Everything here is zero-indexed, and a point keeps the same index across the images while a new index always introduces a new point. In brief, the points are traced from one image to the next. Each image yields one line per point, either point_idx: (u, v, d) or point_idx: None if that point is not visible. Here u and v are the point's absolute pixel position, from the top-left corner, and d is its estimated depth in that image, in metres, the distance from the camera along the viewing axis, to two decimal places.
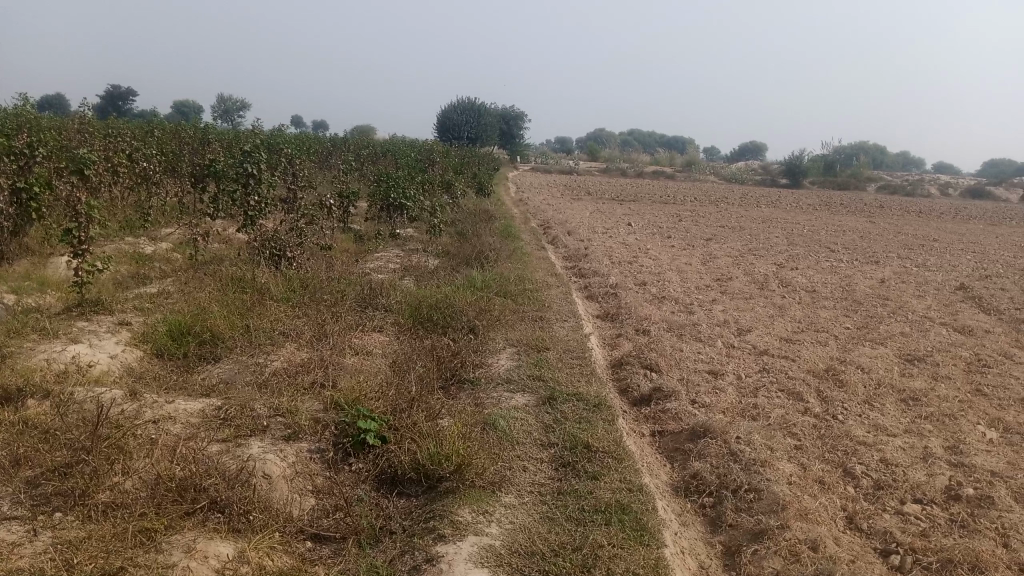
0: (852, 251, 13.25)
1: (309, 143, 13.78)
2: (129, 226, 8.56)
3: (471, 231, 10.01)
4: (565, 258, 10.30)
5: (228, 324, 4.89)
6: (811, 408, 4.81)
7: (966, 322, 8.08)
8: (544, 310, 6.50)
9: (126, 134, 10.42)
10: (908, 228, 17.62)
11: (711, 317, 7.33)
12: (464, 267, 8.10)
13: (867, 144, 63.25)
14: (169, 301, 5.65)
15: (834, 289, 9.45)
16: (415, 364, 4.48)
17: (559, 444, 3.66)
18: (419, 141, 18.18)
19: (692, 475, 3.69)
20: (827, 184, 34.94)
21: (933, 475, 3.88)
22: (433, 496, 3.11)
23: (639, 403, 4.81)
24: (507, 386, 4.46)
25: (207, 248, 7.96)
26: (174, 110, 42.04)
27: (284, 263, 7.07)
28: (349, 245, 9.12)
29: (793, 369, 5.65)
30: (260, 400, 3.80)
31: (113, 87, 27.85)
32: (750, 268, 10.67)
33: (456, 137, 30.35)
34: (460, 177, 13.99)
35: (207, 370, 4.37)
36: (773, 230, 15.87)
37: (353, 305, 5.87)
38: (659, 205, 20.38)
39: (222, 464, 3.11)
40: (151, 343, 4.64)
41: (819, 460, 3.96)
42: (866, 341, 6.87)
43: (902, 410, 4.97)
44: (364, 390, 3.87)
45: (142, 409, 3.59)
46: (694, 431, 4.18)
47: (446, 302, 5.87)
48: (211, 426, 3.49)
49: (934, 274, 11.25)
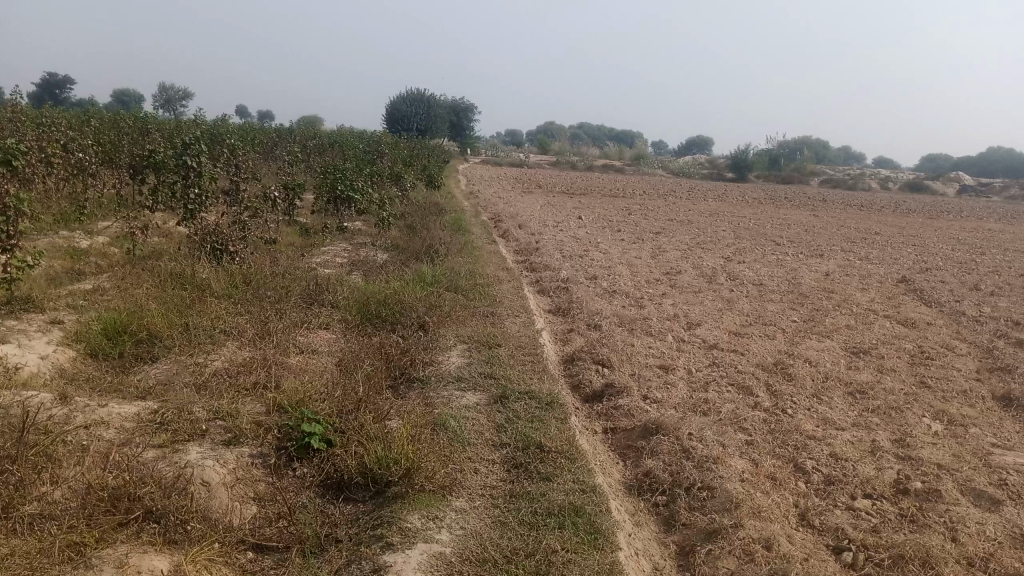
0: (798, 244, 13.44)
1: (254, 135, 13.47)
2: (63, 219, 8.23)
3: (421, 225, 9.88)
4: (515, 252, 10.24)
5: (167, 323, 4.71)
6: (761, 402, 4.82)
7: (909, 314, 8.24)
8: (495, 305, 6.43)
9: (60, 124, 10.02)
10: (850, 222, 17.97)
11: (662, 311, 7.33)
12: (413, 261, 7.97)
13: (810, 139, 64.50)
14: (104, 298, 5.43)
15: (780, 282, 9.56)
16: (363, 363, 4.37)
17: (511, 444, 3.59)
18: (368, 133, 17.92)
19: (645, 473, 3.65)
20: (772, 178, 35.50)
21: (882, 469, 3.91)
22: (381, 502, 3.01)
23: (591, 399, 4.76)
24: (458, 384, 4.37)
25: (146, 242, 7.69)
26: (113, 98, 40.81)
27: (227, 257, 6.87)
28: (296, 239, 8.92)
29: (743, 363, 5.67)
30: (199, 403, 3.65)
31: (49, 74, 26.91)
32: (699, 261, 10.74)
33: (405, 128, 30.05)
34: (410, 169, 13.83)
35: (143, 372, 4.19)
36: (720, 223, 16.04)
37: (298, 302, 5.71)
38: (608, 198, 20.44)
39: (158, 471, 2.97)
40: (84, 342, 4.44)
41: (771, 455, 3.95)
42: (813, 334, 6.94)
43: (850, 403, 5.02)
44: (308, 392, 3.75)
45: (73, 413, 3.41)
46: (646, 428, 4.14)
47: (394, 298, 5.75)
48: (146, 431, 3.34)
49: (877, 267, 11.47)
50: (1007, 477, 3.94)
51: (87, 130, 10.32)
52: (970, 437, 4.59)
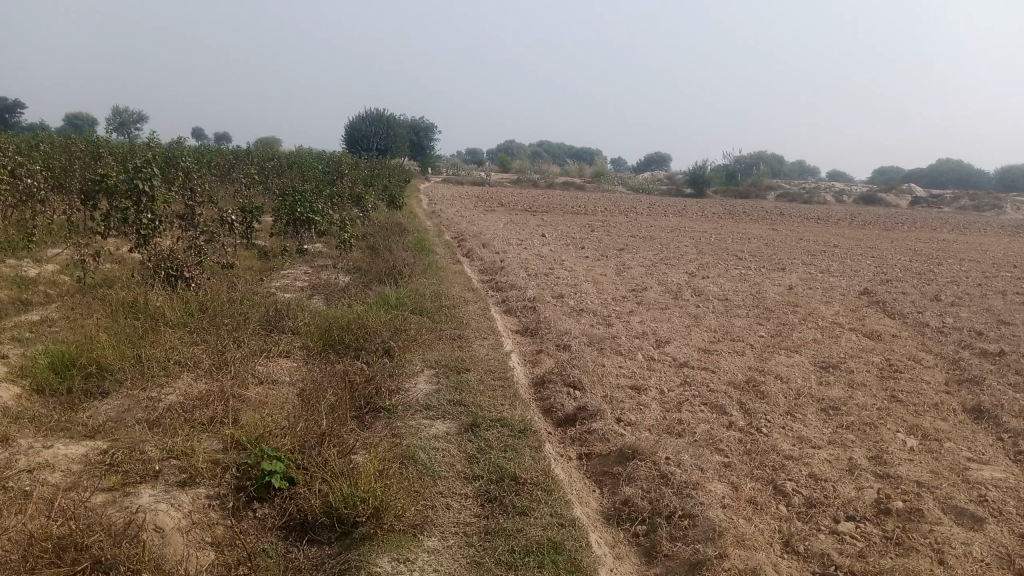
0: (759, 258, 13.50)
1: (210, 158, 13.22)
2: (10, 247, 7.92)
3: (384, 246, 9.71)
4: (480, 271, 10.11)
5: (118, 354, 4.49)
6: (736, 421, 4.72)
7: (874, 326, 8.26)
8: (462, 327, 6.28)
9: (7, 148, 9.71)
10: (809, 235, 18.14)
11: (630, 329, 7.24)
12: (377, 283, 7.81)
13: (765, 155, 65.58)
14: (52, 330, 5.18)
15: (746, 297, 9.55)
16: (326, 393, 4.19)
17: (484, 476, 3.45)
18: (327, 154, 17.73)
19: (623, 501, 3.52)
20: (730, 193, 35.93)
21: (862, 489, 3.84)
22: (348, 543, 2.84)
23: (563, 423, 4.63)
24: (426, 412, 4.21)
25: (97, 269, 7.43)
26: (64, 121, 39.96)
27: (182, 283, 6.65)
28: (254, 263, 8.68)
29: (714, 381, 5.58)
30: (151, 442, 3.44)
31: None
32: (664, 277, 10.70)
33: (365, 147, 29.77)
34: (370, 189, 13.67)
35: (93, 408, 3.97)
36: (682, 238, 16.11)
37: (258, 329, 5.52)
38: (570, 215, 20.41)
39: (107, 518, 2.77)
40: (30, 377, 4.20)
41: (750, 478, 3.85)
42: (781, 349, 6.90)
43: (823, 420, 4.96)
44: (268, 426, 3.55)
45: (14, 456, 3.18)
46: (622, 452, 4.02)
47: (357, 323, 5.58)
48: (95, 473, 3.13)
49: (838, 279, 11.56)
50: (986, 493, 3.89)
51: (34, 155, 10.00)
52: (945, 452, 4.54)
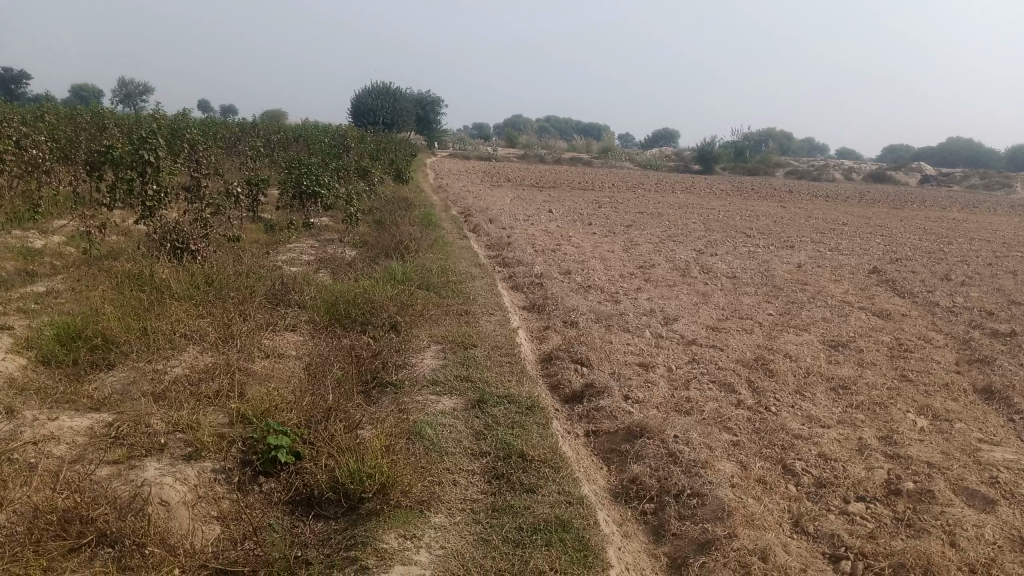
0: (768, 236, 13.40)
1: (215, 131, 13.14)
2: (16, 218, 7.90)
3: (390, 221, 9.66)
4: (487, 247, 10.06)
5: (123, 327, 4.46)
6: (744, 399, 4.68)
7: (883, 305, 8.19)
8: (469, 303, 6.24)
9: (12, 119, 9.64)
10: (818, 213, 18.01)
11: (638, 306, 7.19)
12: (384, 258, 7.77)
13: (775, 132, 65.24)
14: (57, 302, 5.16)
15: (754, 274, 9.48)
16: (332, 368, 4.16)
17: (491, 453, 3.42)
18: (333, 127, 17.62)
19: (631, 479, 3.49)
20: (738, 170, 35.69)
21: (871, 469, 3.81)
22: (355, 519, 2.82)
23: (571, 400, 4.60)
24: (432, 388, 4.18)
25: (103, 241, 7.40)
26: (71, 93, 39.77)
27: (188, 256, 6.62)
28: (259, 237, 8.65)
29: (723, 359, 5.53)
30: (157, 414, 3.42)
31: (4, 70, 26.09)
32: (672, 254, 10.63)
33: (372, 121, 29.58)
34: (377, 163, 13.59)
35: (99, 380, 3.95)
36: (689, 215, 16.01)
37: (264, 303, 5.49)
38: (577, 191, 20.29)
39: (112, 491, 2.76)
40: (35, 349, 4.18)
41: (759, 457, 3.82)
42: (790, 327, 6.85)
43: (833, 400, 4.91)
44: (274, 400, 3.52)
45: (20, 428, 3.16)
46: (630, 430, 3.98)
47: (364, 297, 5.54)
48: (100, 446, 3.11)
49: (848, 258, 11.47)
50: (997, 475, 3.86)
51: (40, 126, 9.94)
52: (956, 432, 4.51)
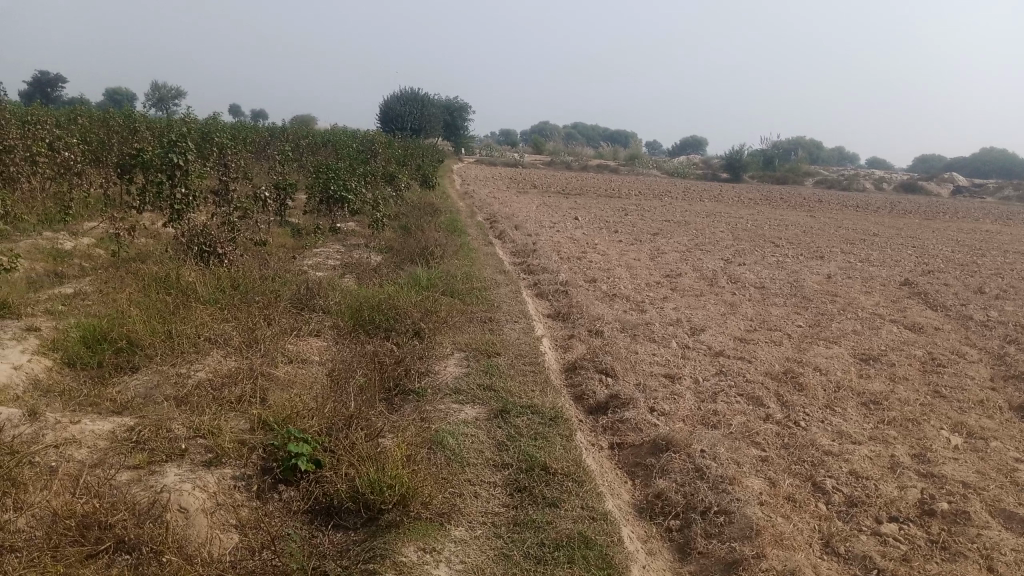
0: (797, 246, 13.23)
1: (244, 135, 13.23)
2: (47, 220, 7.98)
3: (416, 227, 9.65)
4: (512, 253, 10.01)
5: (148, 329, 4.47)
6: (773, 413, 4.59)
7: (916, 319, 8.03)
8: (493, 310, 6.20)
9: (46, 121, 9.76)
10: (847, 223, 17.78)
11: (664, 315, 7.10)
12: (409, 263, 7.75)
13: (804, 141, 64.67)
14: (85, 304, 5.19)
15: (783, 285, 9.34)
16: (354, 374, 4.12)
17: (514, 465, 3.36)
18: (360, 132, 17.70)
19: (656, 495, 3.42)
20: (767, 179, 35.38)
21: (904, 488, 3.71)
22: (373, 530, 2.77)
23: (595, 411, 4.53)
24: (455, 397, 4.13)
25: (132, 243, 7.45)
26: (106, 98, 40.39)
27: (215, 259, 6.64)
28: (286, 241, 8.68)
29: (751, 372, 5.43)
30: (178, 419, 3.40)
31: (41, 73, 26.51)
32: (699, 263, 10.51)
33: (400, 127, 29.73)
34: (403, 169, 13.61)
35: (122, 383, 3.95)
36: (717, 224, 15.87)
37: (288, 307, 5.49)
38: (604, 199, 20.20)
39: (131, 497, 2.74)
40: (62, 351, 4.20)
41: (788, 474, 3.73)
42: (820, 340, 6.72)
43: (864, 415, 4.80)
44: (295, 407, 3.49)
45: (42, 430, 3.16)
46: (655, 444, 3.91)
47: (388, 304, 5.52)
48: (121, 450, 3.10)
49: (878, 269, 11.29)
50: None
51: (73, 129, 10.06)
52: (992, 451, 4.38)
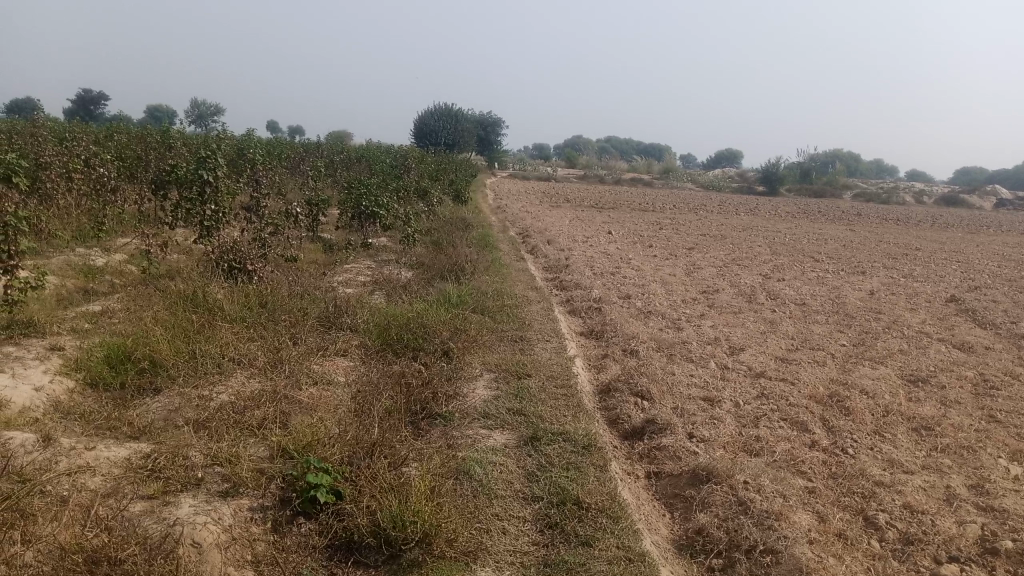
0: (837, 260, 12.90)
1: (278, 150, 13.25)
2: (80, 237, 8.00)
3: (447, 242, 9.53)
4: (545, 269, 9.84)
5: (172, 349, 4.37)
6: (818, 440, 4.35)
7: (965, 337, 7.71)
8: (525, 329, 6.02)
9: (82, 139, 9.82)
10: (889, 237, 17.33)
11: (701, 334, 6.87)
12: (439, 280, 7.62)
13: (841, 154, 63.81)
14: (110, 322, 5.11)
15: (824, 302, 9.06)
16: (380, 398, 3.97)
17: (544, 498, 3.19)
18: (394, 147, 17.71)
19: (696, 531, 3.22)
20: (804, 192, 34.87)
21: (963, 524, 3.46)
22: (394, 570, 2.61)
23: (630, 437, 4.34)
24: (483, 422, 3.97)
25: (163, 260, 7.41)
26: (147, 114, 41.08)
27: (244, 276, 6.56)
28: (318, 257, 8.61)
29: (794, 394, 5.19)
30: (196, 446, 3.28)
31: (83, 91, 26.96)
32: (736, 279, 10.25)
33: (433, 142, 29.80)
34: (436, 184, 13.55)
35: (143, 406, 3.84)
36: (754, 238, 15.57)
37: (316, 326, 5.37)
38: (638, 213, 19.98)
39: (144, 530, 2.61)
40: (84, 371, 4.11)
41: (837, 507, 3.51)
42: (865, 360, 6.45)
43: (916, 442, 4.54)
44: (317, 434, 3.35)
45: (55, 457, 3.05)
46: (695, 473, 3.70)
47: (417, 323, 5.37)
48: (136, 478, 2.97)
49: (923, 285, 10.93)
50: None
51: (109, 145, 10.11)
52: None
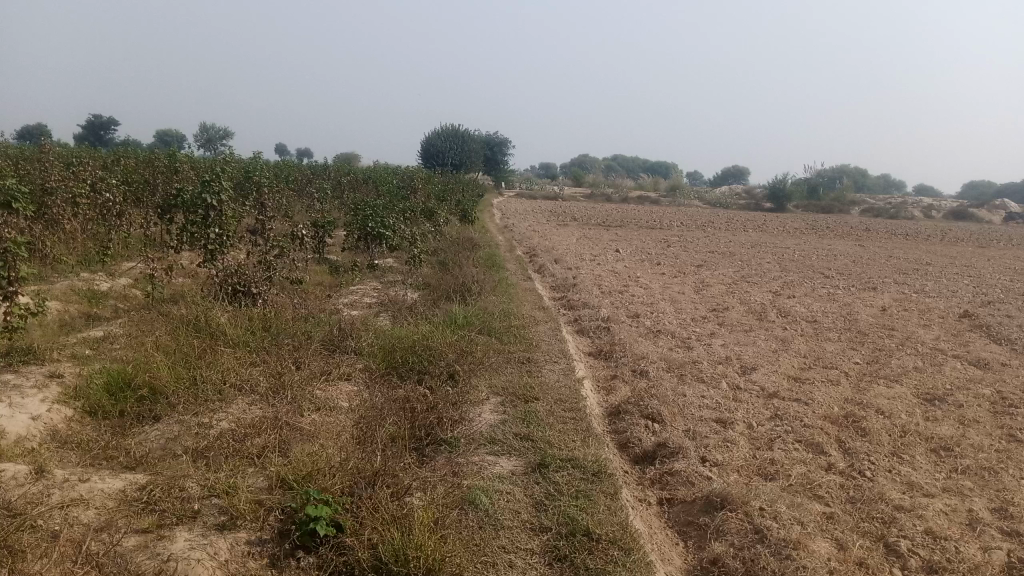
0: (848, 276, 12.76)
1: (284, 173, 13.24)
2: (85, 261, 7.94)
3: (454, 263, 9.46)
4: (553, 288, 9.75)
5: (172, 376, 4.28)
6: (835, 463, 4.23)
7: (981, 354, 7.56)
8: (532, 350, 5.92)
9: (88, 163, 9.80)
10: (900, 252, 17.18)
11: (712, 353, 6.75)
12: (446, 300, 7.54)
13: (848, 169, 63.70)
14: (112, 348, 5.03)
15: (836, 319, 8.93)
16: (384, 425, 3.88)
17: (553, 529, 3.08)
18: (401, 168, 17.71)
19: (711, 561, 3.11)
20: (812, 208, 34.73)
21: (987, 550, 3.33)
22: None
23: (641, 461, 4.23)
24: (490, 448, 3.87)
25: (167, 283, 7.34)
26: (155, 139, 41.28)
27: (248, 300, 6.49)
28: (324, 279, 8.55)
29: (808, 415, 5.07)
30: (193, 478, 3.19)
31: (94, 116, 27.12)
32: (746, 296, 10.13)
33: (440, 163, 29.85)
34: (443, 205, 13.51)
35: (142, 434, 3.75)
36: (763, 254, 15.45)
37: (320, 349, 5.28)
38: (646, 230, 19.90)
39: (136, 566, 2.51)
40: (83, 399, 4.03)
41: (856, 534, 3.38)
42: (880, 378, 6.32)
43: (935, 463, 4.41)
44: (318, 463, 3.26)
45: (48, 490, 2.96)
46: (708, 500, 3.58)
47: (422, 346, 5.28)
48: (130, 512, 2.88)
49: (935, 300, 10.78)
50: None
51: (115, 170, 10.09)
52: None
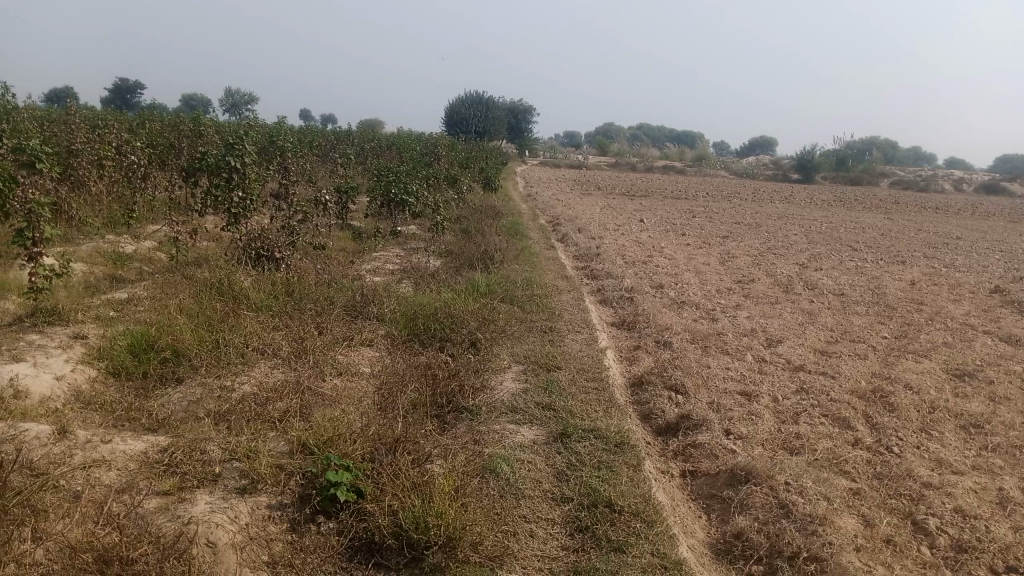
0: (876, 249, 12.56)
1: (308, 138, 13.19)
2: (111, 223, 7.98)
3: (477, 230, 9.40)
4: (576, 257, 9.68)
5: (195, 338, 4.28)
6: (861, 438, 4.15)
7: (1013, 330, 7.41)
8: (555, 319, 5.87)
9: (112, 125, 9.80)
10: (930, 225, 16.88)
11: (737, 325, 6.66)
12: (468, 268, 7.49)
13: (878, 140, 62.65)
14: (136, 310, 5.04)
15: (864, 292, 8.79)
16: (405, 391, 3.85)
17: (574, 500, 3.05)
18: (426, 135, 17.62)
19: (735, 535, 3.07)
20: (840, 179, 34.19)
21: (1018, 530, 3.26)
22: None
23: (664, 433, 4.18)
24: (511, 417, 3.84)
25: (191, 246, 7.36)
26: (181, 103, 41.36)
27: (271, 264, 6.48)
28: (347, 244, 8.53)
29: (835, 389, 4.98)
30: (215, 441, 3.18)
31: (120, 80, 27.21)
32: (772, 268, 9.99)
33: (464, 130, 29.69)
34: (466, 171, 13.43)
35: (165, 396, 3.76)
36: (790, 226, 15.25)
37: (342, 314, 5.27)
38: (670, 200, 19.70)
39: (157, 528, 2.50)
40: (106, 360, 4.04)
41: (883, 510, 3.32)
42: (908, 353, 6.21)
43: (964, 441, 4.32)
44: (339, 429, 3.24)
45: (71, 451, 2.96)
46: (732, 473, 3.53)
47: (444, 312, 5.24)
48: (152, 474, 2.88)
49: (966, 275, 10.58)
50: None
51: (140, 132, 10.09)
52: None
